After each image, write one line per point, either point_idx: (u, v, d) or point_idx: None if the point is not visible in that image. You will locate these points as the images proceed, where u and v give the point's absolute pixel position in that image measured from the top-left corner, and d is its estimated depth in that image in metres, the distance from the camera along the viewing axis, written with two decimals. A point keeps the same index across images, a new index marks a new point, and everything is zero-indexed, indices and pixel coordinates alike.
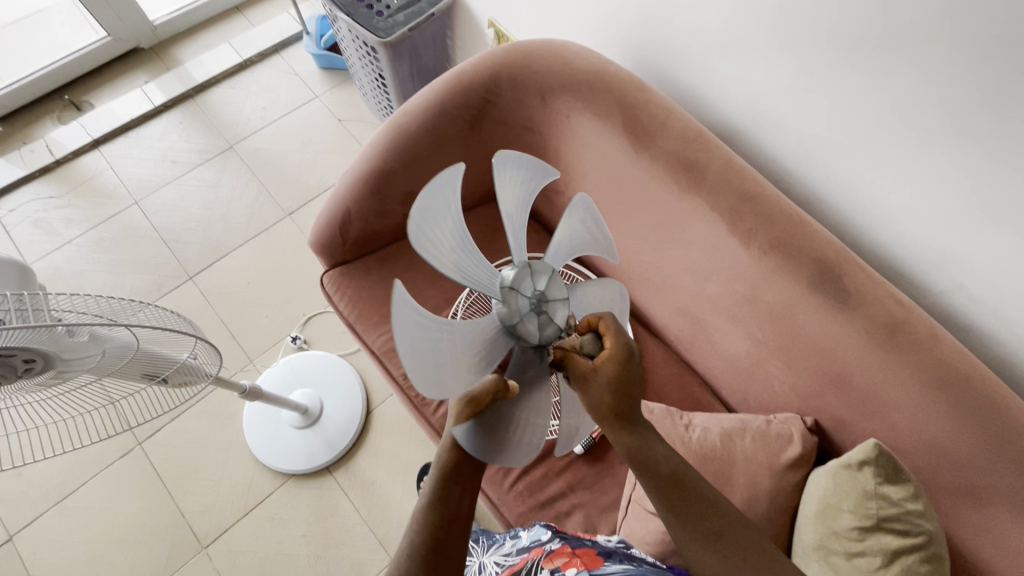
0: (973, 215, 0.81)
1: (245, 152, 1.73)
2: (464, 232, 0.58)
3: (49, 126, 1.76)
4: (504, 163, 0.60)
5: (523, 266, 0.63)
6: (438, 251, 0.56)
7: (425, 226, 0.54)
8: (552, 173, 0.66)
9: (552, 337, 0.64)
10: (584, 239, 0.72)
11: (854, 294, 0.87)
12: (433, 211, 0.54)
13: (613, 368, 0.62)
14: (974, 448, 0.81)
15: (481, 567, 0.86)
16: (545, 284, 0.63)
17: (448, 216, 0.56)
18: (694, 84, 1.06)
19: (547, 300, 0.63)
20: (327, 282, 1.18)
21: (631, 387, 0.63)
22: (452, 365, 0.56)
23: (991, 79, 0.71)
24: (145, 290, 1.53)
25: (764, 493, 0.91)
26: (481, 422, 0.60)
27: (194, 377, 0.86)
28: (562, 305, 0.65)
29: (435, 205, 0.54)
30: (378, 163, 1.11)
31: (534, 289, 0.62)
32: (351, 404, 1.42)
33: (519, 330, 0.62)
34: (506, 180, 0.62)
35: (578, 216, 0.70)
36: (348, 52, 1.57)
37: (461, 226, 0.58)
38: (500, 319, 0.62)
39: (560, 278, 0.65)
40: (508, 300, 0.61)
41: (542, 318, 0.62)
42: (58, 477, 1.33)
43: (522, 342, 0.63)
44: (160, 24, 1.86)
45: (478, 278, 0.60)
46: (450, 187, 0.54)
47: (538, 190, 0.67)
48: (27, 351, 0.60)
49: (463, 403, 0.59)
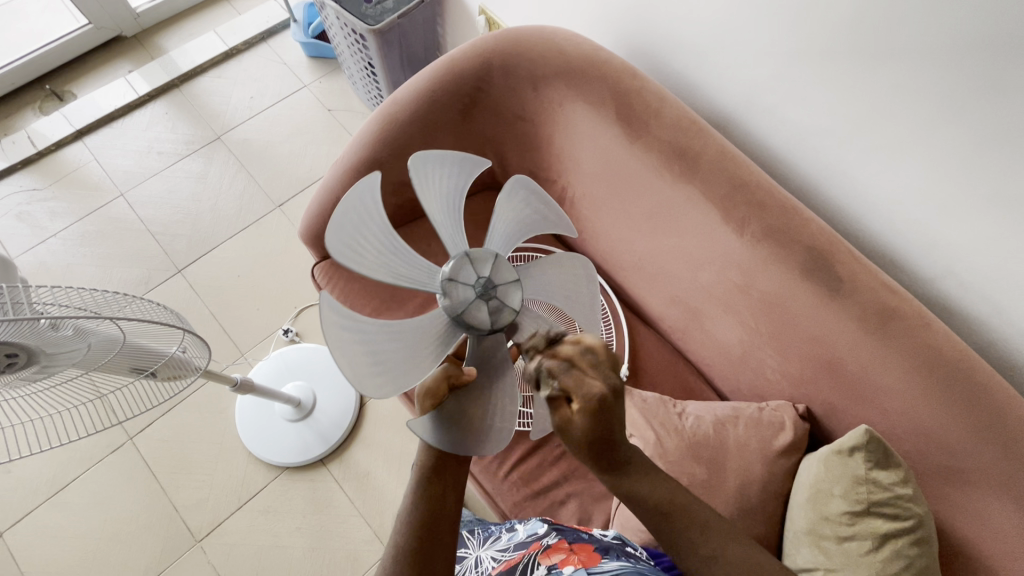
0: (964, 202, 0.81)
1: (232, 142, 1.71)
2: (393, 235, 0.61)
3: (31, 117, 1.73)
4: (424, 165, 0.64)
5: (461, 258, 0.62)
6: (365, 257, 0.58)
7: (348, 233, 0.57)
8: (482, 163, 0.68)
9: (506, 320, 0.63)
10: (534, 219, 0.73)
11: (846, 281, 0.88)
12: (353, 223, 0.58)
13: (585, 426, 0.55)
14: (964, 433, 0.82)
15: (477, 560, 0.86)
16: (489, 271, 0.63)
17: (372, 221, 0.60)
18: (687, 72, 1.05)
19: (494, 286, 0.62)
20: (318, 274, 1.17)
21: (613, 434, 0.57)
22: (403, 358, 0.58)
23: (987, 65, 0.70)
24: (133, 284, 1.51)
25: (756, 479, 0.91)
26: (444, 412, 0.62)
27: (183, 370, 0.85)
28: (512, 289, 0.64)
29: (357, 213, 0.59)
30: (368, 153, 1.10)
31: (477, 276, 0.62)
32: (345, 396, 1.41)
33: (468, 320, 0.61)
34: (428, 179, 0.65)
35: (518, 197, 0.72)
36: (337, 41, 1.55)
37: (389, 232, 0.61)
38: (448, 312, 0.61)
39: (505, 263, 0.64)
40: (451, 290, 0.61)
41: (490, 303, 0.61)
42: (48, 474, 1.31)
43: (475, 329, 0.62)
44: (142, 12, 1.82)
45: (415, 277, 0.61)
46: (367, 192, 0.59)
47: (467, 181, 0.68)
48: (9, 345, 0.59)
49: (422, 396, 0.62)
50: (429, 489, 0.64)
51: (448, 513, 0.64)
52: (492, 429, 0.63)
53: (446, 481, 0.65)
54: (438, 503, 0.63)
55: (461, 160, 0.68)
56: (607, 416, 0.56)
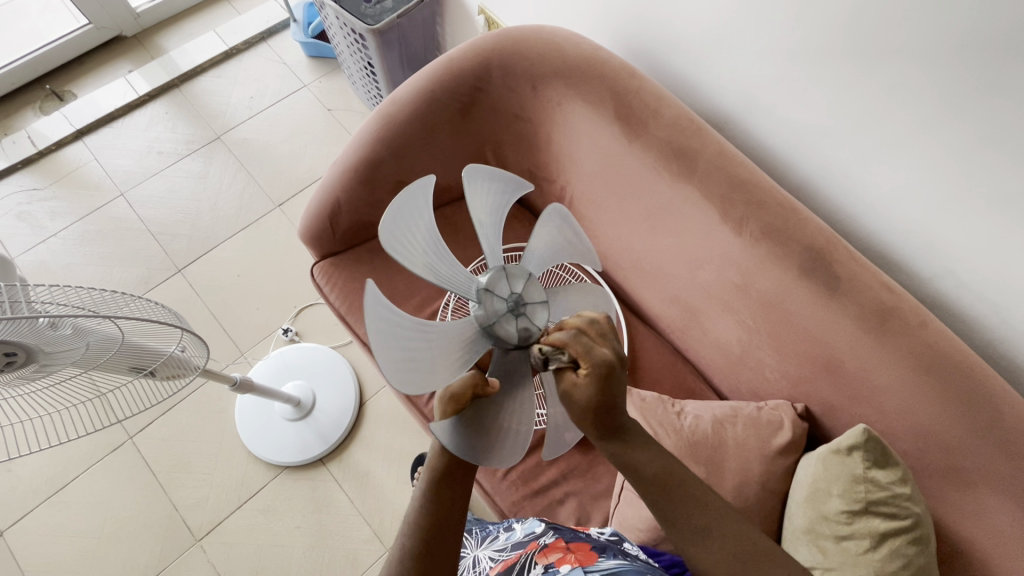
0: (962, 201, 0.81)
1: (232, 142, 1.71)
2: (437, 239, 0.61)
3: (31, 116, 1.73)
4: (477, 175, 0.64)
5: (498, 271, 0.64)
6: (410, 254, 0.58)
7: (395, 229, 0.57)
8: (525, 186, 0.68)
9: (532, 338, 0.64)
10: (564, 248, 0.73)
11: (844, 280, 0.88)
12: (405, 218, 0.58)
13: (592, 391, 0.59)
14: (961, 432, 0.82)
15: (475, 561, 0.86)
16: (521, 288, 0.65)
17: (421, 220, 0.60)
18: (686, 71, 1.05)
19: (524, 303, 0.64)
20: (318, 273, 1.17)
21: (617, 402, 0.61)
22: (433, 358, 0.57)
23: (983, 65, 0.70)
24: (133, 283, 1.52)
25: (754, 479, 0.92)
26: (467, 419, 0.60)
27: (183, 369, 0.85)
28: (541, 308, 0.66)
29: (409, 210, 0.59)
30: (367, 152, 1.10)
31: (510, 291, 0.64)
32: (345, 395, 1.41)
33: (498, 331, 0.62)
34: (477, 193, 0.64)
35: (554, 226, 0.72)
36: (336, 40, 1.55)
37: (435, 235, 0.61)
38: (478, 321, 0.62)
39: (537, 283, 0.67)
40: (485, 301, 0.62)
41: (520, 318, 0.62)
42: (47, 473, 1.32)
43: (502, 342, 0.62)
44: (142, 12, 1.83)
45: (452, 281, 0.61)
46: (421, 194, 0.59)
47: (512, 201, 0.68)
48: (8, 343, 0.59)
49: (444, 400, 0.60)
50: (427, 488, 0.64)
51: (446, 512, 0.64)
52: (511, 433, 0.63)
53: (444, 481, 0.64)
54: (437, 502, 0.63)
55: (509, 180, 0.67)
56: (613, 382, 0.59)
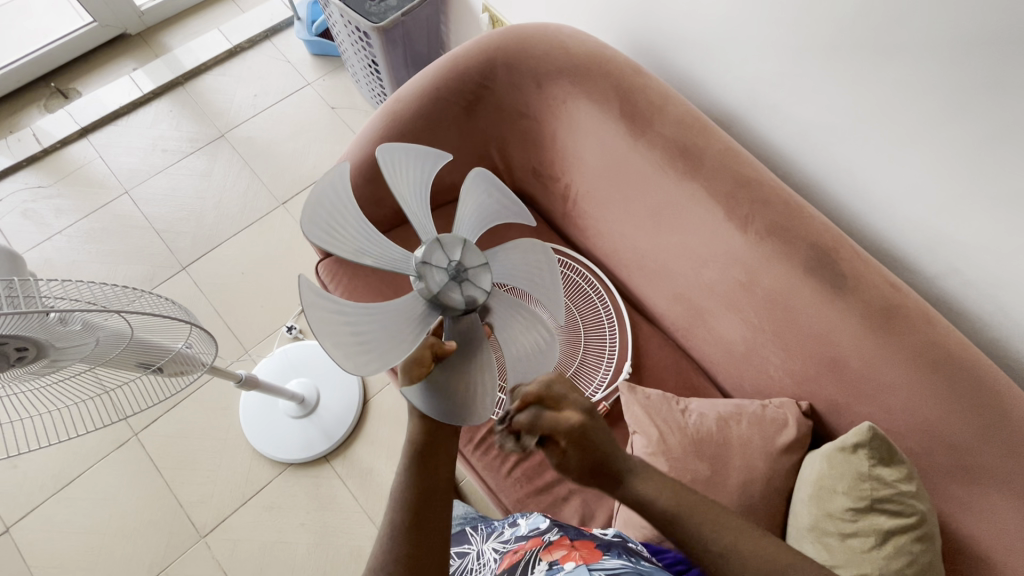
0: (968, 199, 0.81)
1: (236, 140, 1.72)
2: (367, 226, 0.61)
3: (36, 114, 1.74)
4: (392, 150, 0.64)
5: (433, 242, 0.62)
6: (337, 239, 0.59)
7: (324, 214, 0.58)
8: (444, 157, 0.68)
9: (478, 301, 0.62)
10: (495, 212, 0.72)
11: (850, 278, 0.88)
12: (328, 210, 0.58)
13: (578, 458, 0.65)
14: (967, 430, 0.82)
15: (480, 553, 0.87)
16: (459, 254, 0.62)
17: (345, 207, 0.60)
18: (690, 69, 1.05)
19: (465, 269, 0.62)
20: (322, 271, 1.17)
21: (602, 443, 0.67)
22: (382, 328, 0.57)
23: (989, 61, 0.70)
24: (137, 281, 1.52)
25: (758, 476, 0.92)
26: (432, 381, 0.61)
27: (190, 366, 0.85)
28: (484, 272, 0.64)
29: (331, 202, 0.59)
30: (372, 150, 1.10)
31: (449, 260, 0.61)
32: (348, 393, 1.41)
33: (444, 302, 0.60)
34: (398, 168, 0.65)
35: (479, 189, 0.71)
36: (340, 38, 1.55)
37: (363, 221, 0.61)
38: (420, 294, 0.61)
39: (475, 246, 0.64)
40: (425, 274, 0.60)
41: (464, 285, 0.61)
42: (53, 469, 1.32)
43: (450, 311, 0.61)
44: (147, 10, 1.83)
45: (386, 259, 0.61)
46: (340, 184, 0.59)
47: (434, 168, 0.68)
48: (19, 338, 0.60)
49: (408, 364, 0.59)
50: (434, 482, 0.64)
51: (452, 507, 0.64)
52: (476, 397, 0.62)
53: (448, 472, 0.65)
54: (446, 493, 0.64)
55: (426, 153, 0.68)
56: (592, 428, 0.66)
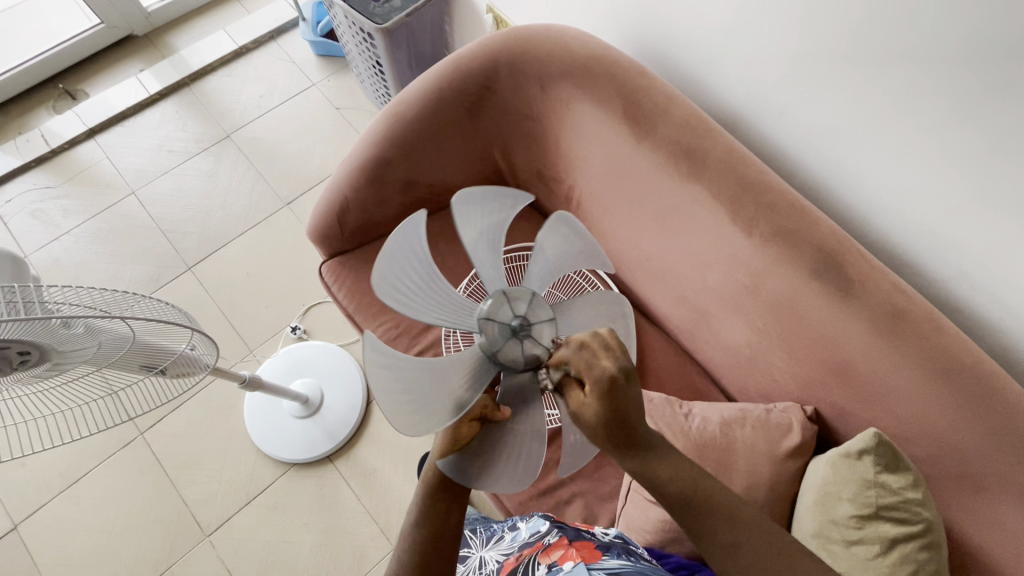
0: (976, 204, 0.80)
1: (242, 140, 1.72)
2: (498, 235, 0.72)
3: (44, 114, 1.75)
4: (562, 225, 0.75)
5: (527, 294, 0.69)
6: (469, 221, 0.69)
7: (482, 204, 0.70)
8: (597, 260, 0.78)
9: (510, 355, 0.65)
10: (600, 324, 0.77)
11: (856, 282, 0.87)
12: (488, 205, 0.71)
13: (597, 404, 0.58)
14: (974, 438, 0.81)
15: (482, 561, 0.85)
16: (532, 317, 0.67)
17: (495, 216, 0.71)
18: (695, 70, 1.04)
19: (528, 329, 0.66)
20: (326, 273, 1.18)
21: (629, 416, 0.59)
22: (418, 298, 0.64)
23: (998, 65, 0.69)
24: (143, 281, 1.53)
25: (763, 482, 0.91)
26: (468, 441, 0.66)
27: (192, 368, 0.86)
28: (538, 346, 0.66)
29: (495, 204, 0.71)
30: (375, 152, 1.11)
31: (521, 313, 0.67)
32: (352, 394, 1.41)
33: (487, 329, 0.65)
34: (558, 233, 0.76)
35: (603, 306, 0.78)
36: (345, 39, 1.55)
37: (498, 233, 0.72)
38: (479, 310, 0.67)
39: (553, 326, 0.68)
40: (497, 300, 0.67)
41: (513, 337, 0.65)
42: (60, 467, 1.34)
43: (488, 344, 0.65)
44: (153, 11, 1.84)
45: (481, 263, 0.70)
46: (513, 203, 0.72)
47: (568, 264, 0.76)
48: (22, 343, 0.60)
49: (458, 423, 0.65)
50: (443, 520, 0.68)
51: (449, 529, 0.68)
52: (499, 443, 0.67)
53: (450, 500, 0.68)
54: (441, 516, 0.68)
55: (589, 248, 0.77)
56: (619, 398, 0.58)
